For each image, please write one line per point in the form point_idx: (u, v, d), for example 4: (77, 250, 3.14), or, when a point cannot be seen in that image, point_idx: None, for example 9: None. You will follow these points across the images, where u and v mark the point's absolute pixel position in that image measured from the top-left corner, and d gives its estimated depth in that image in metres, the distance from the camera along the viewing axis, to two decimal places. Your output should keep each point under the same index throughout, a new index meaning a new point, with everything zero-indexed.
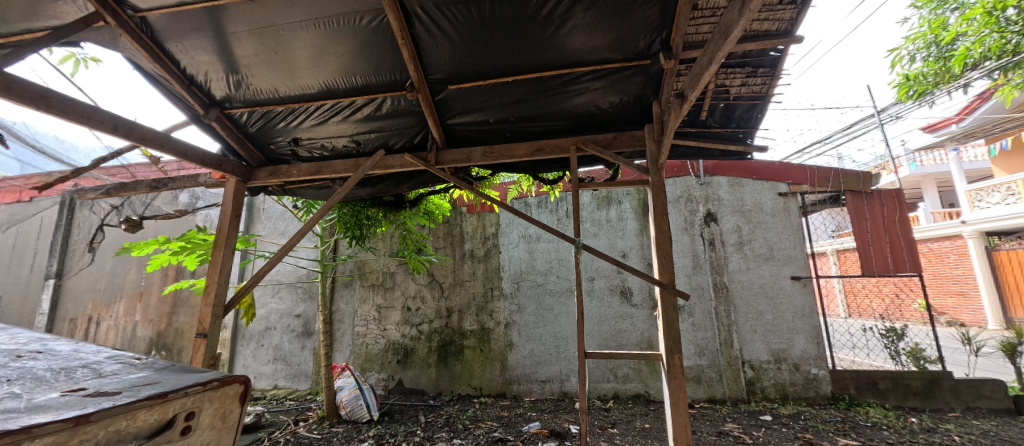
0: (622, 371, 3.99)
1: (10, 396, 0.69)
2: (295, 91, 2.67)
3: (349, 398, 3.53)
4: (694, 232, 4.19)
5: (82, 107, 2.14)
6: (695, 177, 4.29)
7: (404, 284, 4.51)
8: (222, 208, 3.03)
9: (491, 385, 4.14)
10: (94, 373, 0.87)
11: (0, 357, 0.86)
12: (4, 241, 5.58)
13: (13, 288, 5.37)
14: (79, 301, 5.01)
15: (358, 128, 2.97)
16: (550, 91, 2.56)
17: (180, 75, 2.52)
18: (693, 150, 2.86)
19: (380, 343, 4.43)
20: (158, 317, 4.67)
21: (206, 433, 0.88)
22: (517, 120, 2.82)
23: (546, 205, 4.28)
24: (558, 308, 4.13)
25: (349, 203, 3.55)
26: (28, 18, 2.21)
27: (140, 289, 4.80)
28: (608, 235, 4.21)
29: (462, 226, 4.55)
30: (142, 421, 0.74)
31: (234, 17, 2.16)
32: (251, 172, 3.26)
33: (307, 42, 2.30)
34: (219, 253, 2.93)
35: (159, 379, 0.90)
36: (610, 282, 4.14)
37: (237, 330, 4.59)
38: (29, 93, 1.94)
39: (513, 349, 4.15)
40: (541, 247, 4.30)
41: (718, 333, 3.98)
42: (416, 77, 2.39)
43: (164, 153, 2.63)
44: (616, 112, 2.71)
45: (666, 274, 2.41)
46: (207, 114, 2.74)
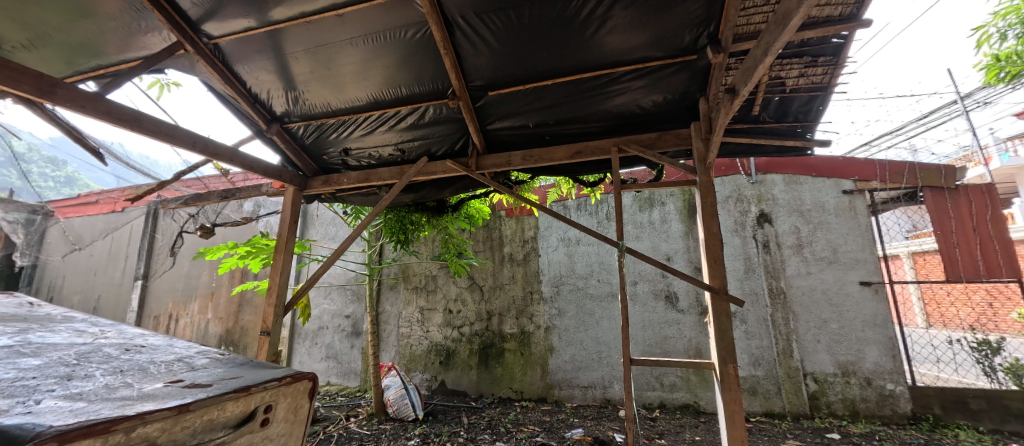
0: (669, 379, 3.83)
1: (124, 385, 0.78)
2: (345, 104, 2.83)
3: (395, 397, 3.66)
4: (746, 234, 3.96)
5: (166, 126, 2.40)
6: (746, 175, 4.05)
7: (446, 287, 4.62)
8: (282, 216, 3.26)
9: (532, 389, 4.13)
10: (188, 367, 0.97)
11: (114, 350, 0.98)
12: (103, 246, 6.36)
13: (109, 288, 6.10)
14: (161, 300, 5.59)
15: (402, 136, 3.08)
16: (589, 93, 2.52)
17: (246, 93, 2.75)
18: (745, 147, 2.70)
19: (424, 344, 4.57)
20: (226, 315, 5.10)
21: (281, 426, 0.95)
22: (556, 123, 2.80)
23: (586, 208, 4.22)
24: (599, 313, 4.05)
25: (394, 208, 3.71)
26: (123, 50, 2.52)
27: (211, 290, 5.28)
28: (652, 237, 4.08)
29: (502, 230, 4.59)
30: (230, 412, 0.82)
31: (292, 38, 2.34)
32: (307, 181, 3.48)
33: (356, 56, 2.44)
34: (280, 257, 3.15)
35: (241, 373, 0.99)
36: (654, 286, 4.00)
37: (294, 328, 4.91)
38: (124, 116, 2.20)
39: (554, 354, 4.12)
40: (580, 251, 4.24)
41: (776, 342, 3.72)
42: (457, 85, 2.46)
43: (232, 165, 2.89)
44: (660, 111, 2.61)
45: (718, 279, 2.28)
46: (269, 128, 2.97)
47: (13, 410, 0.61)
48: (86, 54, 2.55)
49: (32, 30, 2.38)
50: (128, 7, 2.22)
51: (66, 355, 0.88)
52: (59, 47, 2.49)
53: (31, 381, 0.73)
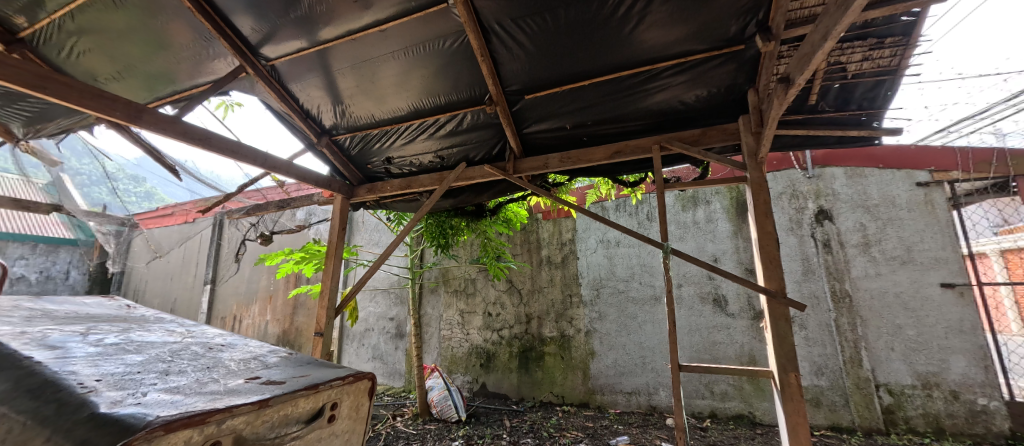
0: (720, 387, 3.63)
1: (213, 380, 0.86)
2: (387, 115, 2.95)
3: (439, 398, 3.75)
4: (802, 233, 3.70)
5: (231, 143, 2.62)
6: (802, 170, 3.79)
7: (485, 290, 4.67)
8: (332, 224, 3.45)
9: (574, 394, 4.07)
10: (263, 365, 1.04)
11: (201, 348, 1.08)
12: (178, 254, 7.04)
13: (183, 291, 6.73)
14: (226, 303, 6.09)
15: (441, 143, 3.15)
16: (628, 91, 2.46)
17: (298, 109, 2.94)
18: (801, 139, 2.52)
19: (464, 347, 4.64)
20: (283, 317, 5.46)
21: (345, 422, 1.00)
22: (594, 123, 2.75)
23: (626, 209, 4.12)
24: (642, 316, 3.92)
25: (434, 213, 3.81)
26: (193, 76, 2.79)
27: (270, 293, 5.68)
28: (697, 238, 3.90)
29: (539, 233, 4.58)
30: (301, 408, 0.88)
31: (339, 55, 2.49)
32: (353, 190, 3.66)
33: (397, 69, 2.55)
34: (332, 262, 3.34)
35: (309, 371, 1.05)
36: (700, 289, 3.82)
37: (343, 330, 5.17)
38: (196, 135, 2.43)
39: (596, 358, 4.04)
40: (620, 253, 4.14)
41: (841, 350, 3.42)
42: (494, 91, 2.49)
43: (287, 177, 3.10)
44: (704, 106, 2.49)
45: (774, 281, 2.14)
46: (319, 141, 3.17)
47: (127, 401, 0.69)
48: (163, 82, 2.85)
49: (121, 62, 2.70)
50: (198, 37, 2.45)
51: (163, 352, 0.98)
52: (141, 77, 2.81)
53: (138, 375, 0.82)
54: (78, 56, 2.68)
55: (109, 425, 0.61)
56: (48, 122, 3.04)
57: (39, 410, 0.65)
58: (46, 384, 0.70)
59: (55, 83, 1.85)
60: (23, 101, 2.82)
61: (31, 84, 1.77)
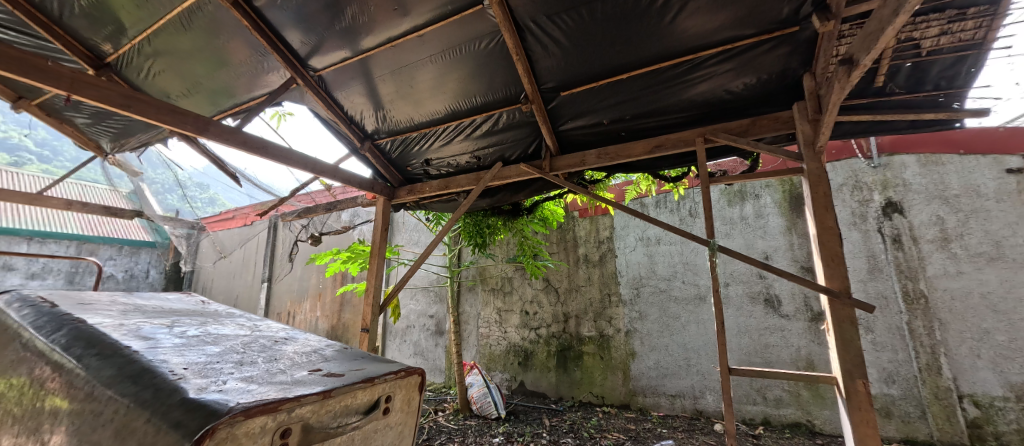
0: (773, 393, 3.42)
1: (281, 371, 0.92)
2: (425, 118, 3.03)
3: (478, 395, 3.81)
4: (867, 228, 3.40)
5: (284, 150, 2.81)
6: (865, 159, 3.48)
7: (521, 289, 4.69)
8: (375, 224, 3.60)
9: (614, 395, 3.99)
10: (323, 358, 1.11)
11: (267, 341, 1.17)
12: (239, 254, 7.65)
13: (244, 289, 7.31)
14: (281, 300, 6.53)
15: (478, 144, 3.19)
16: (669, 82, 2.37)
17: (343, 116, 3.10)
18: (865, 125, 2.31)
19: (502, 345, 4.68)
20: (331, 313, 5.78)
21: (398, 415, 1.03)
22: (633, 118, 2.67)
23: (667, 205, 3.97)
24: (685, 316, 3.76)
25: (471, 213, 3.87)
26: (250, 90, 3.01)
27: (319, 291, 6.03)
28: (745, 234, 3.69)
29: (576, 231, 4.53)
30: (360, 399, 0.92)
31: (380, 62, 2.59)
32: (394, 192, 3.79)
33: (434, 72, 2.61)
34: (376, 261, 3.48)
35: (364, 365, 1.11)
36: (750, 288, 3.62)
37: (387, 327, 5.38)
38: (254, 144, 2.62)
39: (636, 359, 3.94)
40: (661, 251, 3.99)
41: (915, 356, 3.11)
42: (530, 89, 2.48)
43: (334, 181, 3.27)
44: (754, 94, 2.34)
45: (837, 280, 1.97)
46: (362, 145, 3.32)
47: (211, 388, 0.76)
48: (224, 97, 3.10)
49: (188, 80, 2.97)
50: (253, 53, 2.65)
51: (236, 344, 1.07)
52: (206, 92, 3.07)
53: (217, 364, 0.90)
54: (153, 76, 2.98)
55: (197, 409, 0.67)
56: (130, 137, 3.41)
57: (138, 393, 0.73)
58: (143, 371, 0.78)
59: (137, 101, 2.06)
60: (110, 119, 3.18)
61: (118, 103, 1.99)
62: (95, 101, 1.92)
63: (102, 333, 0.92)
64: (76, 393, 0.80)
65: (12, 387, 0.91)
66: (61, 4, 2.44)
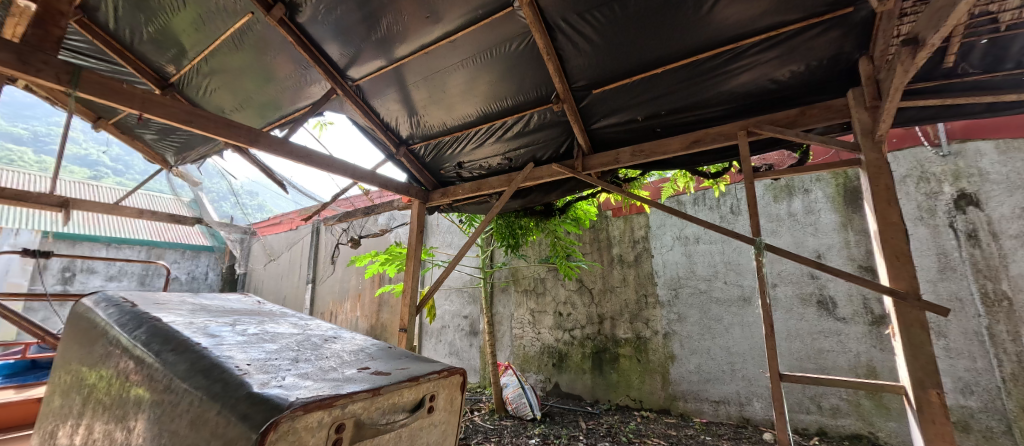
0: (829, 402, 3.19)
1: (333, 368, 0.97)
2: (457, 121, 3.08)
3: (513, 395, 3.82)
4: (936, 223, 3.10)
5: (326, 158, 2.95)
6: (933, 147, 3.18)
7: (555, 289, 4.65)
8: (411, 227, 3.70)
9: (653, 400, 3.88)
10: (369, 356, 1.15)
11: (319, 339, 1.23)
12: (286, 257, 8.12)
13: (291, 290, 7.75)
14: (324, 300, 6.87)
15: (509, 145, 3.20)
16: (707, 74, 2.27)
17: (380, 123, 3.22)
18: (934, 110, 2.10)
19: (536, 346, 4.67)
20: (371, 313, 6.00)
21: (442, 413, 1.05)
22: (668, 113, 2.58)
23: (706, 202, 3.81)
24: (729, 319, 3.58)
25: (504, 214, 3.89)
26: (294, 101, 3.19)
27: (359, 292, 6.29)
28: (793, 232, 3.48)
29: (609, 231, 4.44)
30: (406, 397, 0.94)
31: (413, 69, 2.67)
32: (428, 195, 3.89)
33: (466, 76, 2.65)
34: (412, 262, 3.59)
35: (408, 364, 1.14)
36: (800, 289, 3.39)
37: (423, 327, 5.52)
38: (299, 152, 2.77)
39: (676, 362, 3.80)
40: (701, 250, 3.83)
41: (998, 365, 2.79)
42: (561, 88, 2.47)
43: (371, 185, 3.40)
44: (802, 83, 2.20)
45: (903, 281, 1.80)
46: (398, 151, 3.43)
47: (272, 383, 0.81)
48: (271, 109, 3.30)
49: (240, 95, 3.19)
50: (297, 67, 2.81)
51: (291, 341, 1.14)
52: (256, 106, 3.28)
53: (275, 361, 0.95)
54: (210, 94, 3.23)
55: (261, 403, 0.71)
56: (190, 150, 3.71)
57: (209, 386, 0.79)
58: (212, 365, 0.84)
59: (198, 117, 2.24)
60: (174, 134, 3.48)
61: (182, 119, 2.17)
62: (163, 118, 2.11)
63: (176, 331, 1.00)
64: (156, 384, 0.87)
65: (102, 378, 1.01)
66: (132, 31, 2.71)
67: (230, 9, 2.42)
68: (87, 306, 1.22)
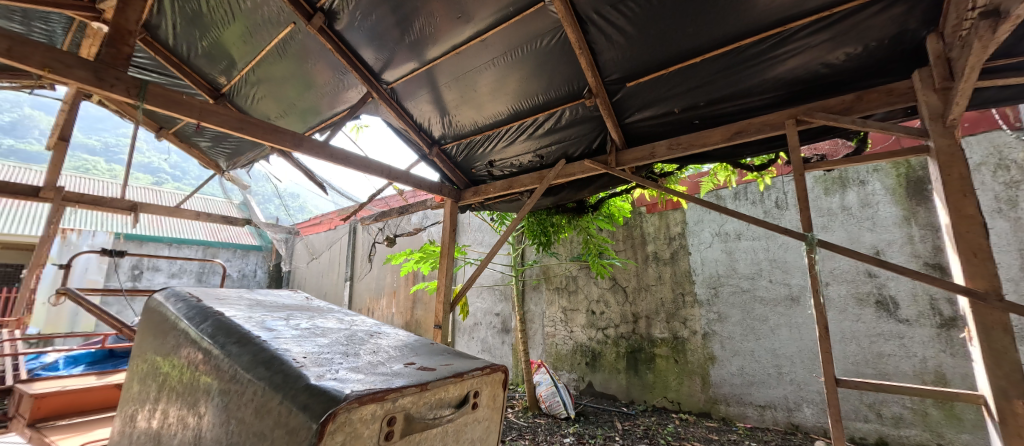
0: (891, 410, 2.96)
1: (380, 363, 0.99)
2: (488, 120, 3.10)
3: (547, 393, 3.82)
4: (1017, 215, 2.78)
5: (363, 159, 3.06)
6: (1014, 130, 2.85)
7: (587, 287, 4.59)
8: (444, 226, 3.77)
9: (693, 402, 3.75)
10: (413, 352, 1.18)
11: (365, 335, 1.28)
12: (326, 255, 8.52)
13: (331, 287, 8.12)
14: (362, 297, 7.14)
15: (540, 142, 3.18)
16: (750, 62, 2.14)
17: (413, 124, 3.29)
18: (1018, 89, 1.88)
19: (569, 344, 4.64)
20: (405, 310, 6.17)
21: (485, 410, 1.06)
22: (708, 104, 2.47)
23: (748, 196, 3.63)
24: (775, 319, 3.39)
25: (536, 212, 3.88)
26: (332, 106, 3.32)
27: (394, 289, 6.48)
28: (847, 227, 3.24)
29: (643, 228, 4.32)
30: (451, 393, 0.95)
31: (445, 70, 2.70)
32: (460, 194, 3.94)
33: (496, 75, 2.66)
34: (446, 260, 3.65)
35: (452, 360, 1.15)
36: (856, 289, 3.16)
37: (456, 324, 5.62)
38: (338, 154, 2.88)
39: (716, 364, 3.65)
40: (743, 247, 3.65)
41: None
42: (594, 82, 2.42)
43: (405, 185, 3.48)
44: (859, 66, 2.03)
45: (982, 280, 1.62)
46: (431, 151, 3.49)
47: (327, 376, 0.84)
48: (312, 114, 3.46)
49: (284, 102, 3.36)
50: (335, 72, 2.92)
51: (340, 336, 1.18)
52: (298, 112, 3.45)
53: (328, 355, 0.99)
54: (257, 102, 3.43)
55: (320, 394, 0.74)
56: (240, 156, 3.96)
57: (270, 377, 0.83)
58: (273, 357, 0.89)
59: (248, 124, 2.39)
60: (226, 141, 3.73)
61: (233, 126, 2.32)
62: (218, 126, 2.26)
63: (238, 324, 1.07)
64: (223, 374, 0.93)
65: (174, 368, 1.10)
66: (189, 46, 2.92)
67: (274, 20, 2.55)
68: (159, 301, 1.32)
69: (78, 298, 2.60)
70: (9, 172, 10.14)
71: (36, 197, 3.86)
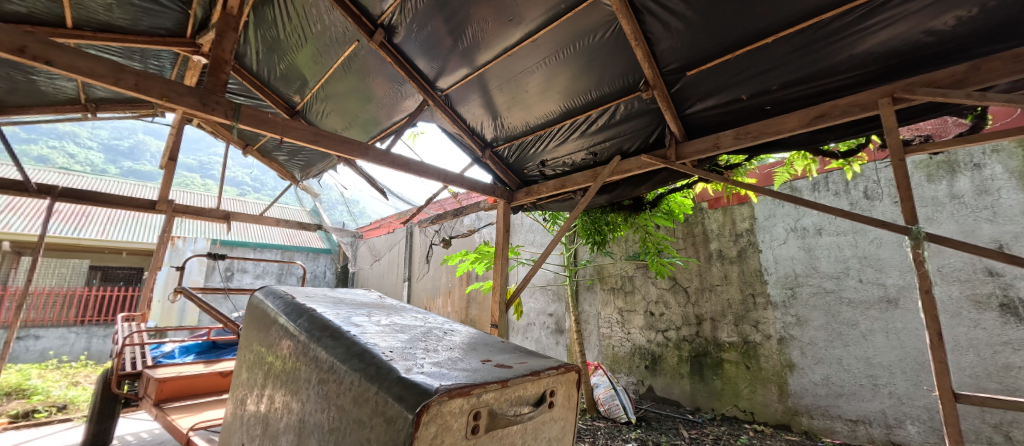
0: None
1: (458, 360, 1.02)
2: (539, 120, 3.10)
3: (605, 396, 3.73)
4: None
5: (420, 164, 3.20)
6: None
7: (644, 288, 4.41)
8: (498, 227, 3.83)
9: (768, 413, 3.46)
10: (486, 350, 1.20)
11: (440, 332, 1.33)
12: (387, 257, 9.05)
13: (392, 287, 8.60)
14: (420, 297, 7.48)
15: (594, 139, 3.11)
16: (832, 38, 1.93)
17: (466, 128, 3.38)
18: None
19: (627, 347, 4.49)
20: (460, 309, 6.36)
21: (561, 409, 1.06)
22: (781, 88, 2.27)
23: (830, 187, 3.28)
24: (867, 325, 3.02)
25: (590, 211, 3.81)
26: (390, 115, 3.51)
27: (450, 289, 6.72)
28: (958, 218, 2.82)
29: (705, 224, 4.06)
30: (529, 391, 0.96)
31: (496, 74, 2.75)
32: (512, 195, 3.97)
33: (546, 74, 2.65)
34: (501, 260, 3.70)
35: (525, 358, 1.16)
36: (972, 290, 2.73)
37: (511, 324, 5.70)
38: (398, 161, 3.04)
39: (796, 372, 3.34)
40: (824, 243, 3.31)
41: None
42: (651, 74, 2.32)
43: (460, 188, 3.59)
44: (973, 31, 1.73)
45: None
46: (483, 154, 3.57)
47: (415, 370, 0.89)
48: (373, 125, 3.69)
49: (349, 115, 3.61)
50: (393, 84, 3.08)
51: (418, 333, 1.24)
52: (361, 123, 3.69)
53: (411, 349, 1.05)
54: (326, 116, 3.72)
55: (412, 387, 0.78)
56: (313, 167, 4.33)
57: (365, 369, 0.89)
58: (365, 351, 0.96)
59: (321, 137, 2.60)
60: (300, 153, 4.10)
61: (309, 139, 2.54)
62: (297, 140, 2.48)
63: (329, 320, 1.16)
64: (320, 365, 1.02)
65: (277, 359, 1.22)
66: (269, 70, 3.25)
67: (340, 39, 2.75)
68: (260, 298, 1.48)
69: (190, 296, 2.98)
70: (130, 189, 12.00)
71: (153, 209, 4.52)
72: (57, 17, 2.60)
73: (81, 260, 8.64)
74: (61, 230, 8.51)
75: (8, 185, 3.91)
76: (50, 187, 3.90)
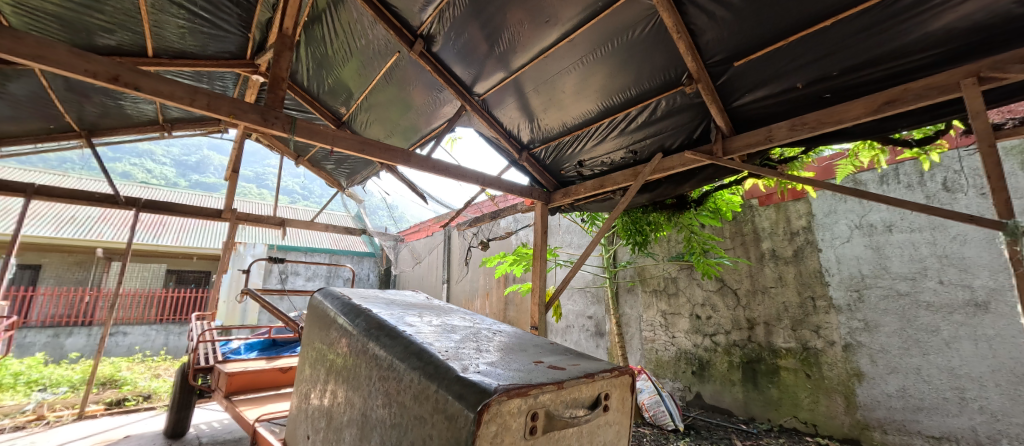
0: None
1: (510, 360, 1.03)
2: (576, 120, 3.07)
3: (650, 402, 3.60)
4: None
5: (459, 169, 3.27)
6: None
7: (689, 290, 4.23)
8: (536, 229, 3.83)
9: (833, 425, 3.21)
10: (536, 351, 1.20)
11: (489, 333, 1.34)
12: (427, 260, 9.33)
13: (432, 288, 8.85)
14: (459, 299, 7.62)
15: (633, 137, 3.04)
16: (901, 17, 1.76)
17: (503, 131, 3.41)
18: None
19: (671, 351, 4.33)
20: (499, 311, 6.42)
21: (616, 413, 1.04)
22: (841, 74, 2.10)
23: (901, 180, 3.00)
24: (951, 331, 2.71)
25: (631, 211, 3.72)
26: (429, 121, 3.61)
27: (488, 290, 6.81)
28: None
29: (756, 223, 3.84)
30: (584, 393, 0.95)
31: (532, 76, 2.75)
32: (550, 196, 3.96)
33: (583, 73, 2.62)
34: (541, 262, 3.69)
35: (576, 360, 1.15)
36: None
37: (550, 326, 5.67)
38: (438, 166, 3.13)
39: (865, 382, 3.07)
40: (895, 241, 3.02)
41: None
42: (695, 67, 2.23)
43: (497, 191, 3.63)
44: None
45: None
46: (520, 156, 3.58)
47: (471, 369, 0.91)
48: (413, 131, 3.82)
49: (391, 123, 3.76)
50: (432, 91, 3.17)
51: (468, 333, 1.26)
52: (402, 130, 3.84)
53: (464, 349, 1.07)
54: (369, 125, 3.90)
55: (471, 385, 0.80)
56: (358, 174, 4.55)
57: (424, 367, 0.92)
58: (422, 350, 0.99)
59: (368, 145, 2.73)
60: (347, 162, 4.32)
61: (356, 148, 2.67)
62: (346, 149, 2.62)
63: (384, 320, 1.21)
64: (379, 363, 1.06)
65: (337, 357, 1.29)
66: (318, 85, 3.46)
67: (382, 52, 2.88)
68: (320, 299, 1.57)
69: (255, 297, 3.23)
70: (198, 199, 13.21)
71: (219, 218, 4.94)
72: (141, 48, 2.92)
73: (159, 265, 9.61)
74: (143, 237, 9.53)
75: (103, 198, 4.43)
76: (136, 200, 4.38)
